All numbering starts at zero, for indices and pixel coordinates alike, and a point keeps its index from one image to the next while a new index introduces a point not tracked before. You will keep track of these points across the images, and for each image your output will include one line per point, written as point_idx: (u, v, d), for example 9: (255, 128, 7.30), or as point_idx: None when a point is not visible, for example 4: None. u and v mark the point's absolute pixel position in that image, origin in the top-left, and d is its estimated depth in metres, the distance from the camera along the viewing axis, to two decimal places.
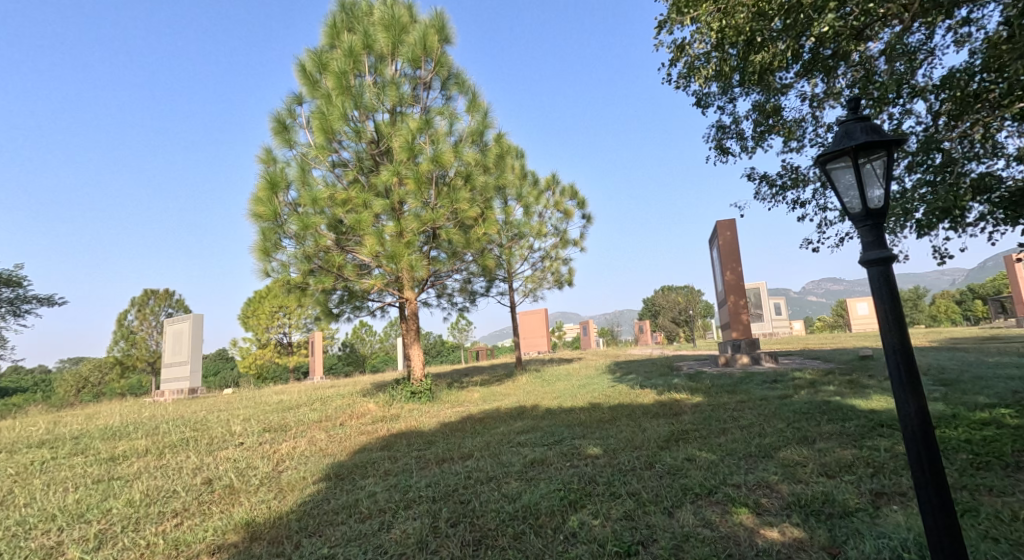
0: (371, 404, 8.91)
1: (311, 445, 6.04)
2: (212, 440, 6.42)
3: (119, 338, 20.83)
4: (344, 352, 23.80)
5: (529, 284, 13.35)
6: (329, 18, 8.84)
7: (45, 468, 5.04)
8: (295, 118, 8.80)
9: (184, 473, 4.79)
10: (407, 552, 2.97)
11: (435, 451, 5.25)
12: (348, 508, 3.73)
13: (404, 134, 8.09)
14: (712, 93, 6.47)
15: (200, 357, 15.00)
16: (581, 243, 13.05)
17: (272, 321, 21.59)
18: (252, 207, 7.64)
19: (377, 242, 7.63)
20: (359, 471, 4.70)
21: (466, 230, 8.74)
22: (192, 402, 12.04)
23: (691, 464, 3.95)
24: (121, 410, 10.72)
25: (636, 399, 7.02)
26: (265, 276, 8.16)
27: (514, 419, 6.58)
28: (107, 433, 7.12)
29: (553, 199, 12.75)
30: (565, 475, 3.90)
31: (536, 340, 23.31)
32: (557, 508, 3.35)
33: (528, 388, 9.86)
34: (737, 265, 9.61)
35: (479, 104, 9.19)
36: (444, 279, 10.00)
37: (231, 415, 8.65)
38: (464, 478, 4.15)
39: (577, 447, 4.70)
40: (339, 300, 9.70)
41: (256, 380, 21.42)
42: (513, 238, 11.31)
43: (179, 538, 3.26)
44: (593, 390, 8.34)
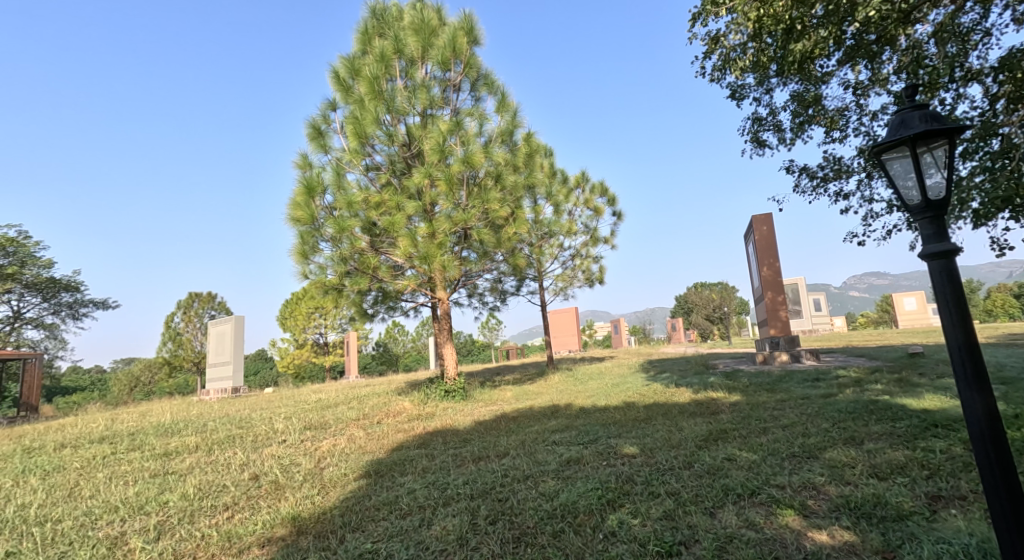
0: (407, 403, 9.04)
1: (350, 443, 6.17)
2: (256, 438, 6.63)
3: (167, 340, 21.76)
4: (377, 351, 24.19)
5: (560, 282, 13.30)
6: (361, 25, 9.03)
7: (106, 462, 5.32)
8: (329, 123, 9.01)
9: (233, 469, 4.97)
10: (448, 548, 3.01)
11: (471, 449, 5.29)
12: (389, 505, 3.79)
13: (435, 136, 8.18)
14: (748, 84, 6.32)
15: (242, 358, 15.51)
16: (612, 241, 12.91)
17: (309, 322, 22.15)
18: (290, 211, 7.87)
19: (410, 243, 7.73)
20: (398, 468, 4.79)
21: (497, 229, 8.78)
22: (235, 401, 12.49)
23: (732, 464, 3.86)
24: (170, 409, 11.19)
25: (671, 398, 6.91)
26: (303, 278, 8.40)
27: (549, 418, 6.57)
28: (159, 430, 7.46)
29: (583, 197, 12.67)
30: (602, 474, 3.88)
31: (567, 338, 23.17)
32: (595, 507, 3.34)
33: (561, 387, 9.82)
34: (774, 261, 9.34)
35: (509, 104, 9.21)
36: (475, 278, 10.07)
37: (273, 413, 8.92)
38: (500, 476, 4.18)
39: (614, 446, 4.67)
40: (374, 300, 9.87)
41: (294, 379, 22.04)
42: (544, 237, 11.29)
43: (232, 531, 3.38)
44: (628, 389, 8.24)
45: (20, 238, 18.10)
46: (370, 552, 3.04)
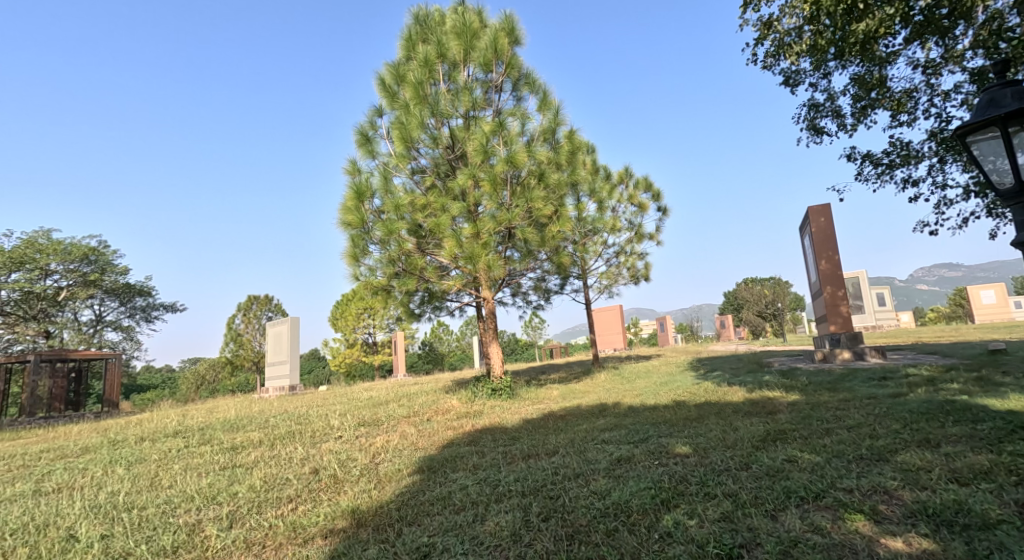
0: (455, 401, 9.19)
1: (402, 439, 6.32)
2: (314, 433, 6.92)
3: (229, 340, 22.98)
4: (423, 351, 24.66)
5: (604, 280, 13.16)
6: (404, 32, 9.21)
7: (180, 455, 5.68)
8: (376, 129, 9.25)
9: (295, 463, 5.21)
10: (503, 544, 3.05)
11: (520, 447, 5.31)
12: (442, 500, 3.87)
13: (478, 137, 8.26)
14: (803, 69, 6.05)
15: (297, 357, 16.16)
16: (657, 237, 12.63)
17: (359, 322, 22.81)
18: (341, 216, 8.15)
19: (455, 244, 7.86)
20: (449, 464, 4.88)
21: (541, 228, 8.77)
22: (292, 398, 13.03)
23: (794, 466, 3.71)
24: (234, 405, 11.79)
25: (724, 397, 6.71)
26: (354, 280, 8.67)
27: (597, 416, 6.52)
28: (226, 425, 7.89)
29: (627, 193, 12.47)
30: (654, 473, 3.81)
31: (612, 336, 22.91)
32: (649, 506, 3.28)
33: (608, 386, 9.70)
34: (834, 254, 8.90)
35: (551, 102, 9.18)
36: (519, 278, 10.15)
37: (329, 410, 9.25)
38: (551, 474, 4.17)
39: (666, 446, 4.57)
40: (420, 301, 10.05)
41: (346, 378, 22.80)
42: (588, 234, 11.20)
43: (296, 522, 3.54)
44: (678, 388, 8.06)
45: (100, 246, 19.54)
46: (426, 545, 3.11)
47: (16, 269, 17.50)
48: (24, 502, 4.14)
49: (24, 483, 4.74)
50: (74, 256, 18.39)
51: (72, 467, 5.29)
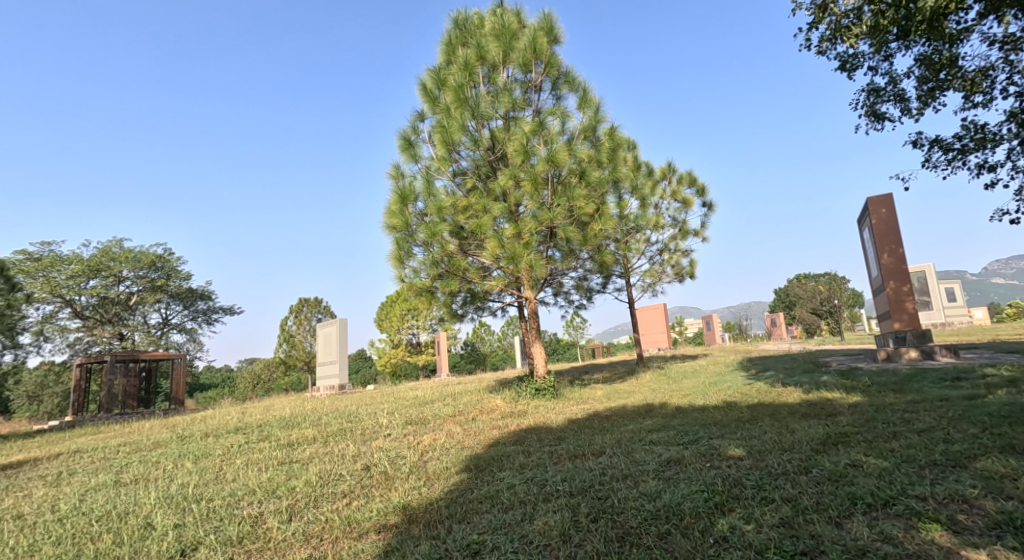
0: (499, 400, 9.21)
1: (448, 438, 6.39)
2: (364, 431, 7.09)
3: (282, 341, 23.99)
4: (465, 350, 24.97)
5: (648, 278, 12.90)
6: (445, 36, 9.31)
7: (241, 450, 5.95)
8: (418, 133, 9.41)
9: (347, 459, 5.36)
10: (552, 543, 3.03)
11: (566, 447, 5.26)
12: (490, 498, 3.89)
13: (518, 137, 8.28)
14: (861, 53, 5.75)
15: (346, 357, 16.65)
16: (703, 233, 12.28)
17: (403, 322, 23.27)
18: (386, 220, 8.36)
19: (497, 244, 7.92)
20: (496, 463, 4.90)
21: (583, 226, 8.69)
22: (341, 397, 13.43)
23: (858, 471, 3.52)
24: (288, 404, 12.25)
25: (779, 398, 6.46)
26: (399, 282, 8.85)
27: (644, 417, 6.40)
28: (282, 423, 8.20)
29: (669, 189, 12.18)
30: (706, 476, 3.70)
31: (656, 335, 22.45)
32: (702, 510, 3.19)
33: (655, 386, 9.49)
34: (897, 247, 8.42)
35: (591, 99, 9.09)
36: (560, 277, 10.12)
37: (377, 409, 9.45)
38: (599, 475, 4.12)
39: (718, 447, 4.43)
40: (463, 301, 10.14)
41: (392, 377, 23.34)
42: (630, 232, 11.02)
43: (351, 516, 3.64)
44: (727, 388, 7.81)
45: (166, 254, 20.75)
46: (476, 542, 3.13)
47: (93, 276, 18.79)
48: (106, 491, 4.44)
49: (105, 475, 5.08)
50: (143, 263, 19.64)
51: (146, 460, 5.64)
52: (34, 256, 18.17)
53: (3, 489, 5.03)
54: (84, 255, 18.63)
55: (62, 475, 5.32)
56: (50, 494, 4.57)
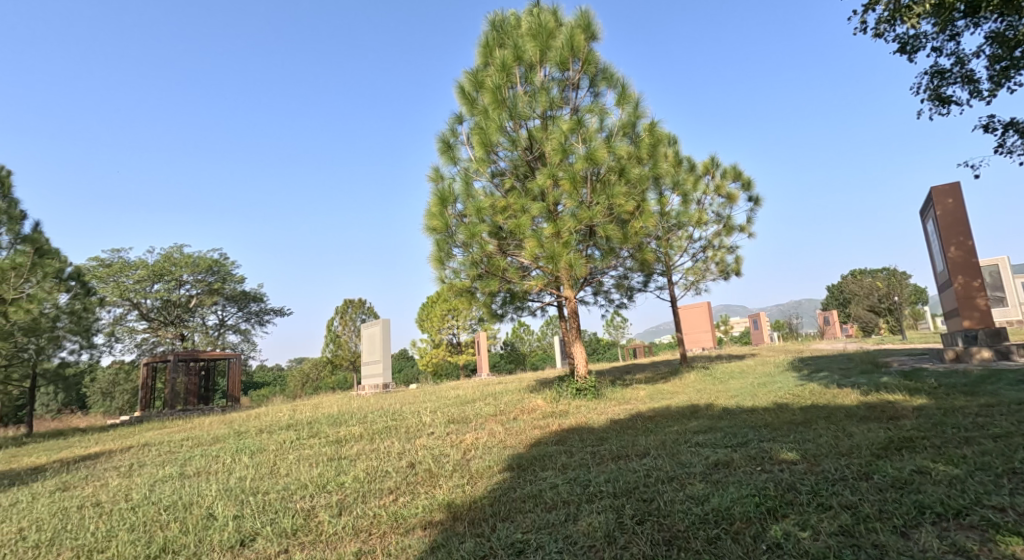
0: (539, 400, 9.22)
1: (490, 437, 6.44)
2: (408, 429, 7.24)
3: (329, 341, 24.79)
4: (505, 350, 25.06)
5: (691, 276, 12.61)
6: (482, 39, 9.37)
7: (293, 446, 6.19)
8: (457, 136, 9.52)
9: (393, 456, 5.49)
10: (597, 545, 3.01)
11: (609, 447, 5.22)
12: (534, 497, 3.91)
13: (556, 136, 8.24)
14: (923, 34, 5.45)
15: (389, 356, 17.02)
16: (749, 228, 11.90)
17: (443, 323, 23.56)
18: (427, 222, 8.51)
19: (536, 244, 7.93)
20: (538, 463, 4.91)
21: (623, 225, 8.59)
22: (386, 395, 13.76)
23: (925, 478, 3.33)
24: (335, 402, 12.65)
25: (834, 400, 6.19)
26: (440, 283, 8.98)
27: (689, 418, 6.26)
28: (330, 420, 8.47)
29: (713, 184, 11.86)
30: (757, 480, 3.59)
31: (700, 334, 21.89)
32: (754, 515, 3.09)
33: (699, 387, 9.27)
34: (965, 239, 7.92)
35: (630, 95, 8.95)
36: (600, 277, 10.03)
37: (420, 407, 9.62)
38: (643, 476, 4.06)
39: (769, 451, 4.29)
40: (503, 301, 10.20)
41: (433, 377, 23.71)
42: (672, 229, 10.80)
43: (398, 512, 3.73)
44: (778, 389, 7.54)
45: (223, 258, 21.73)
46: (521, 541, 3.14)
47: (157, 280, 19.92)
48: (172, 482, 4.72)
49: (171, 467, 5.39)
50: (201, 268, 20.66)
51: (207, 453, 5.96)
52: (105, 262, 19.44)
53: (82, 478, 5.43)
54: (149, 261, 19.79)
55: (133, 466, 5.69)
56: (123, 484, 4.90)
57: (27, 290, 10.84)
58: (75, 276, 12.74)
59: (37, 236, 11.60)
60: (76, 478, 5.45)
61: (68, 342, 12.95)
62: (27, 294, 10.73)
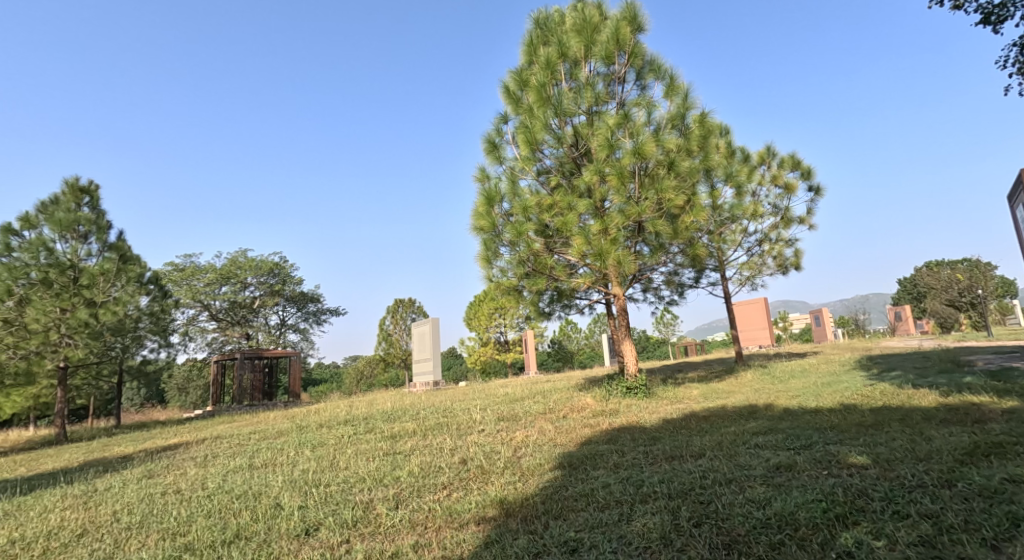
0: (589, 399, 9.14)
1: (541, 435, 6.44)
2: (459, 426, 7.36)
3: (381, 340, 25.55)
4: (553, 348, 24.99)
5: (746, 271, 12.16)
6: (526, 37, 9.34)
7: (351, 440, 6.42)
8: (502, 135, 9.55)
9: (445, 453, 5.58)
10: (652, 547, 2.95)
11: (662, 447, 5.11)
12: (586, 496, 3.88)
13: (602, 132, 8.11)
14: (1011, 2, 5.01)
15: (439, 355, 17.34)
16: (808, 220, 11.35)
17: (491, 321, 23.76)
18: (473, 222, 8.59)
19: (584, 241, 7.85)
20: (589, 462, 4.87)
21: (673, 219, 8.41)
22: (437, 393, 14.03)
23: (1019, 488, 3.07)
24: (388, 398, 13.02)
25: (908, 401, 5.81)
26: (487, 282, 9.06)
27: (747, 418, 6.05)
28: (385, 416, 8.72)
29: (769, 174, 11.39)
30: (823, 484, 3.42)
31: (756, 332, 21.07)
32: (821, 521, 2.95)
33: (757, 386, 8.93)
34: None
35: (678, 86, 8.72)
36: (649, 273, 9.82)
37: (470, 405, 9.74)
38: (699, 478, 3.95)
39: (836, 454, 4.08)
40: (550, 300, 10.17)
41: (482, 374, 23.97)
42: (724, 223, 10.46)
43: (452, 507, 3.80)
44: (844, 389, 7.13)
45: (283, 261, 22.85)
46: (574, 540, 3.13)
47: (225, 283, 21.11)
48: (242, 473, 5.00)
49: (241, 458, 5.72)
50: (264, 270, 21.84)
51: (273, 446, 6.27)
52: (178, 267, 20.76)
53: (164, 467, 5.83)
54: (217, 265, 21.01)
55: (207, 457, 6.07)
56: (200, 474, 5.23)
57: (114, 293, 12.14)
58: (154, 280, 13.63)
59: (121, 244, 12.60)
60: (158, 466, 5.87)
61: (149, 341, 13.83)
62: (113, 297, 12.01)
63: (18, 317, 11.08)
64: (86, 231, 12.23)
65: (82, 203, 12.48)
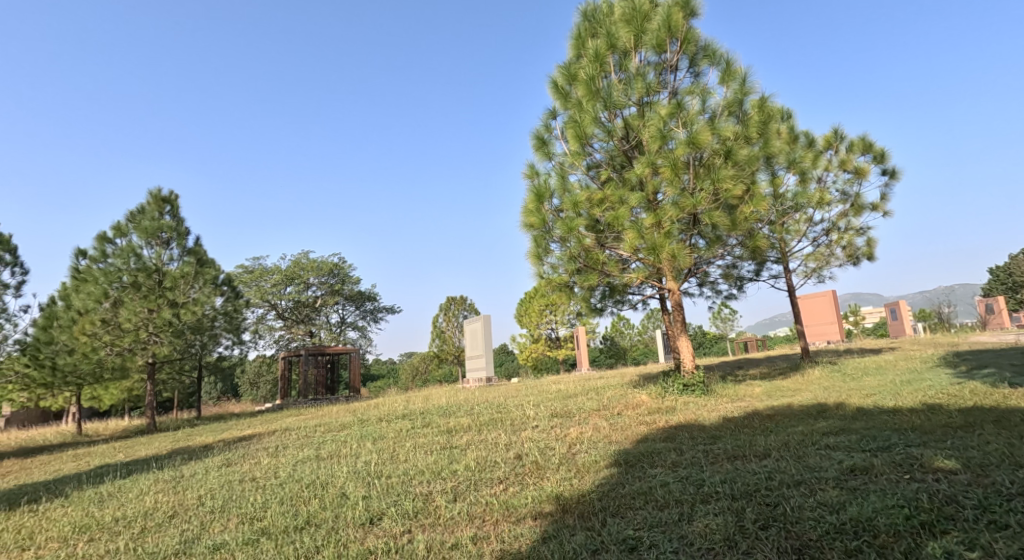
0: (644, 396, 8.95)
1: (595, 432, 6.37)
2: (513, 422, 7.40)
3: (435, 337, 26.07)
4: (605, 345, 24.65)
5: (812, 263, 11.54)
6: (574, 31, 9.23)
7: (409, 434, 6.59)
8: (551, 131, 9.49)
9: (501, 448, 5.63)
10: (716, 548, 2.85)
11: (724, 446, 4.93)
12: (644, 495, 3.80)
13: (654, 123, 7.90)
14: None
15: (491, 351, 17.50)
16: (882, 206, 10.62)
17: (542, 318, 23.73)
18: (524, 219, 8.58)
19: (636, 236, 7.69)
20: (646, 460, 4.77)
21: (731, 210, 8.10)
22: (490, 389, 14.16)
23: None
24: (443, 394, 13.27)
25: (1001, 402, 5.32)
26: (538, 278, 9.03)
27: (815, 418, 5.73)
28: (440, 411, 8.89)
29: (837, 159, 10.74)
30: (905, 490, 3.19)
31: (823, 327, 19.97)
32: (903, 528, 2.75)
33: (826, 384, 8.45)
34: None
35: (735, 71, 8.36)
36: (706, 267, 9.50)
37: (523, 401, 9.76)
38: (765, 479, 3.78)
39: (919, 457, 3.80)
40: (602, 295, 10.04)
41: (533, 371, 24.01)
42: (787, 213, 9.96)
43: (509, 502, 3.82)
44: (926, 389, 6.61)
45: (342, 262, 23.78)
46: (633, 538, 3.07)
47: (289, 283, 22.21)
48: (310, 463, 5.23)
49: (309, 449, 6.00)
50: (324, 271, 22.79)
51: (337, 439, 6.53)
52: (247, 269, 21.97)
53: (240, 456, 6.20)
54: (282, 267, 22.11)
55: (278, 448, 6.40)
56: (272, 463, 5.52)
57: (193, 295, 12.86)
58: (227, 282, 14.47)
59: (198, 249, 13.46)
60: (235, 455, 6.25)
61: (224, 339, 14.60)
62: (193, 299, 12.80)
63: (113, 317, 12.10)
64: (168, 238, 13.12)
65: (164, 212, 13.39)
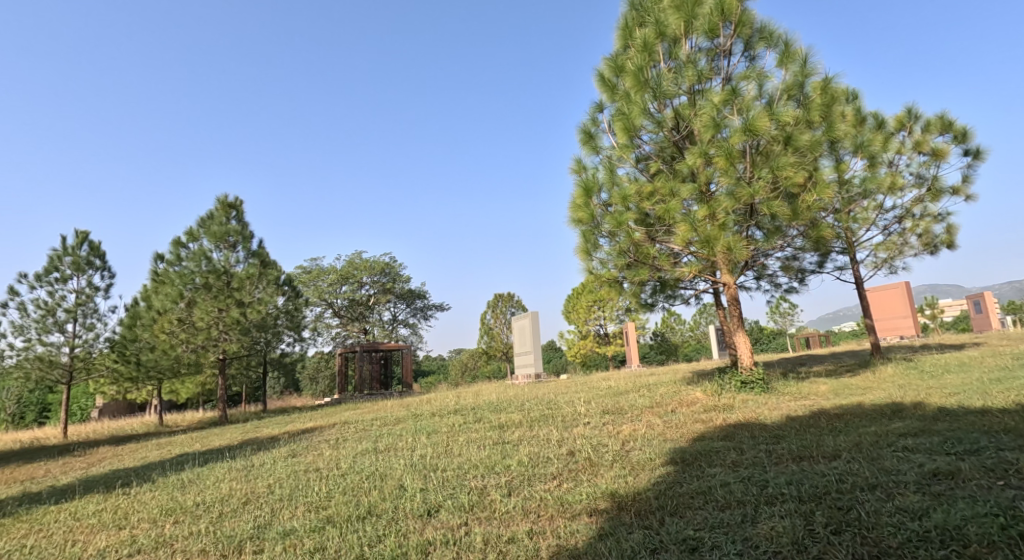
0: (699, 393, 8.67)
1: (649, 429, 6.24)
2: (565, 418, 7.35)
3: (483, 333, 26.32)
4: (656, 341, 24.09)
5: (882, 253, 10.82)
6: (621, 21, 9.02)
7: (462, 429, 6.68)
8: (598, 124, 9.32)
9: (553, 444, 5.59)
10: (784, 552, 2.71)
11: (788, 447, 4.70)
12: (703, 494, 3.69)
13: (707, 111, 7.60)
14: None
15: (539, 348, 17.49)
16: (964, 189, 9.82)
17: (590, 314, 23.50)
18: (572, 214, 8.48)
19: (689, 228, 7.44)
20: (705, 458, 4.62)
21: (792, 199, 7.69)
22: (539, 385, 14.19)
23: None
24: (492, 389, 13.38)
25: None
26: (587, 274, 8.91)
27: (890, 418, 5.37)
28: (492, 407, 8.96)
29: (910, 140, 10.00)
30: (999, 497, 2.93)
31: (896, 320, 18.70)
32: (999, 538, 2.52)
33: (899, 382, 7.91)
34: None
35: (795, 52, 7.93)
36: (764, 259, 9.09)
37: (574, 397, 9.69)
38: (836, 481, 3.57)
39: (1014, 462, 3.48)
40: (652, 290, 9.81)
41: (582, 367, 23.86)
42: (854, 200, 9.38)
43: (564, 498, 3.79)
44: (1018, 388, 6.04)
45: (393, 261, 24.41)
46: (693, 538, 2.97)
47: (344, 283, 23.03)
48: (370, 456, 5.39)
49: (367, 442, 6.18)
50: (377, 270, 23.46)
51: (393, 432, 6.71)
52: (306, 269, 22.94)
53: (304, 447, 6.47)
54: (337, 266, 22.92)
55: (337, 440, 6.65)
56: (334, 455, 5.72)
57: (257, 295, 13.59)
58: (288, 281, 15.10)
59: (262, 251, 14.15)
60: (300, 447, 6.54)
61: (286, 337, 15.34)
62: (258, 298, 13.52)
63: (188, 316, 12.98)
64: (235, 241, 13.86)
65: (230, 216, 14.17)
